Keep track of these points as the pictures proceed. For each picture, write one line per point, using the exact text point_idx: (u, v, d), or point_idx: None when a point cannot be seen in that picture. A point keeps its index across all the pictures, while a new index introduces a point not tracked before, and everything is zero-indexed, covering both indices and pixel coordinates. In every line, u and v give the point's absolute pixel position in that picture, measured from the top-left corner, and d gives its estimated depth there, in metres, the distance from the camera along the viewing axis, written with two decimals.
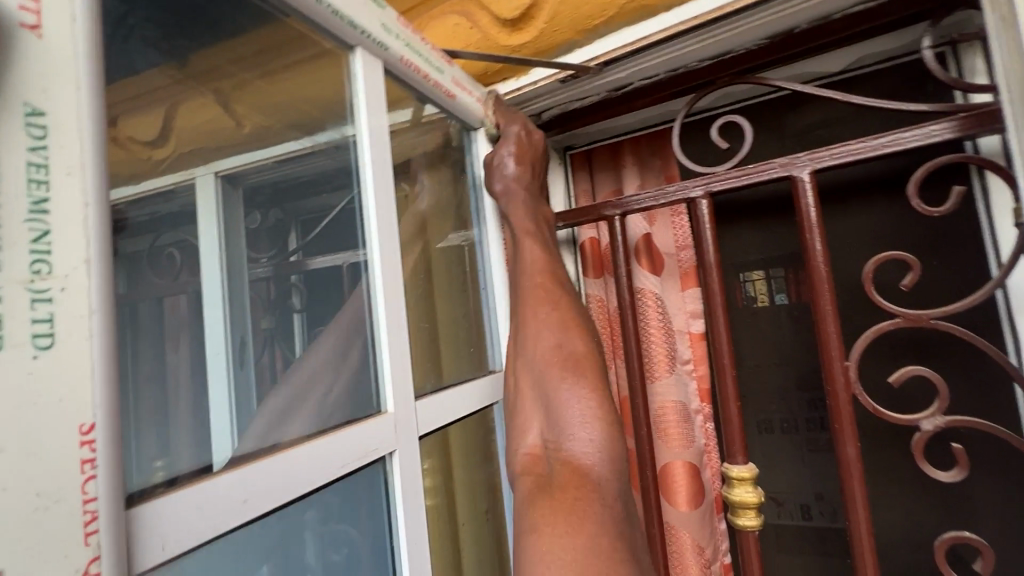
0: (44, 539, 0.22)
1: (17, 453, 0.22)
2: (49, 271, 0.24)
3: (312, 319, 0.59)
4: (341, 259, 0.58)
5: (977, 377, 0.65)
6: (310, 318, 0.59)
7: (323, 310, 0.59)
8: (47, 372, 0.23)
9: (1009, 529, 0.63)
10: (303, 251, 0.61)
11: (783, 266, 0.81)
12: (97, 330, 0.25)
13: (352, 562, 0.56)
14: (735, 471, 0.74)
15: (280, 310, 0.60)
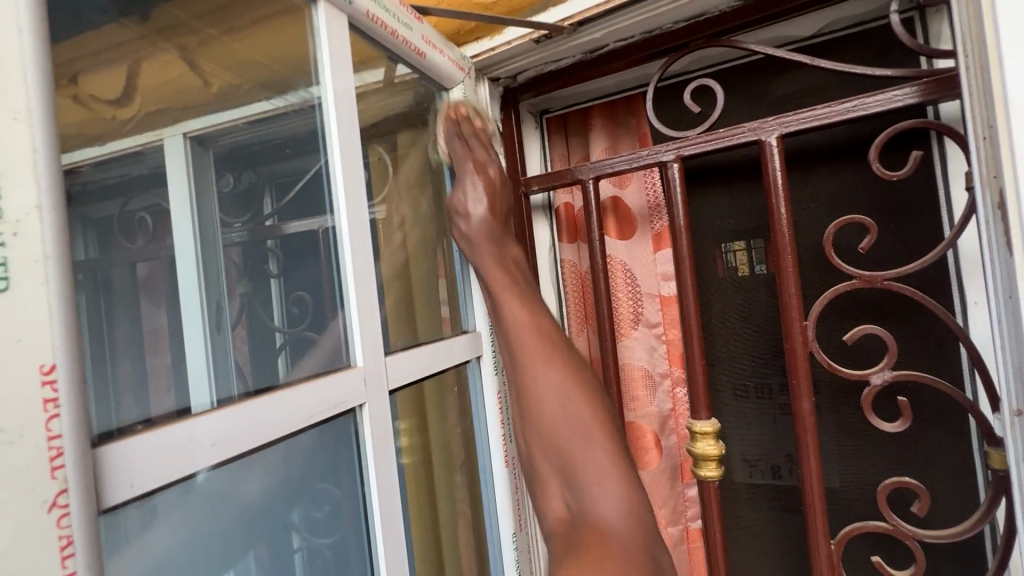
0: (10, 471, 0.24)
1: None
2: (0, 216, 0.24)
3: (292, 287, 0.57)
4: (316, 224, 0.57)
5: (926, 334, 0.69)
6: (290, 286, 0.57)
7: (304, 276, 0.57)
8: (4, 314, 0.24)
9: (943, 472, 0.68)
10: (280, 216, 0.58)
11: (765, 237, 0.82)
12: (54, 276, 0.25)
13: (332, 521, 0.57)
14: (698, 426, 0.78)
15: (256, 277, 0.56)
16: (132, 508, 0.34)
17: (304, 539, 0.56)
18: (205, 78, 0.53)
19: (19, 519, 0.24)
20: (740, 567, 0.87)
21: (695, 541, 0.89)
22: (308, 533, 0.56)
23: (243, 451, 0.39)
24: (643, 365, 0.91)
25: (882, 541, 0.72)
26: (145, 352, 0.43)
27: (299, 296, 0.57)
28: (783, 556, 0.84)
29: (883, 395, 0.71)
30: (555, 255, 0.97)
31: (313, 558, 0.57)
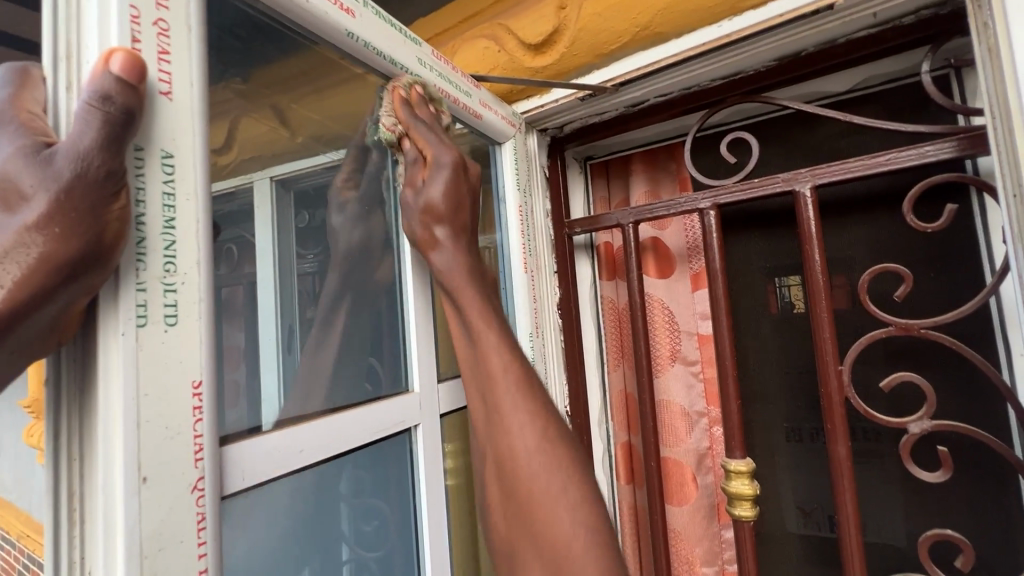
0: (170, 459, 0.31)
1: (155, 398, 0.31)
2: (175, 269, 0.33)
3: (354, 311, 0.63)
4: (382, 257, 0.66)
5: (968, 384, 0.69)
6: (352, 310, 0.63)
7: (366, 305, 0.64)
8: (173, 342, 0.32)
9: (989, 527, 0.67)
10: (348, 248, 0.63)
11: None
12: (202, 314, 0.34)
13: (380, 533, 0.63)
14: (733, 465, 0.79)
15: (323, 302, 0.60)
16: (241, 500, 0.41)
17: (351, 549, 0.62)
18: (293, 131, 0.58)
19: (173, 497, 0.31)
20: None
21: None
22: (353, 544, 0.62)
23: (325, 458, 0.48)
24: (680, 400, 0.94)
25: None
26: (261, 368, 0.49)
27: (360, 322, 0.63)
28: None
29: (923, 444, 0.71)
30: (595, 291, 1.03)
31: (359, 569, 0.63)
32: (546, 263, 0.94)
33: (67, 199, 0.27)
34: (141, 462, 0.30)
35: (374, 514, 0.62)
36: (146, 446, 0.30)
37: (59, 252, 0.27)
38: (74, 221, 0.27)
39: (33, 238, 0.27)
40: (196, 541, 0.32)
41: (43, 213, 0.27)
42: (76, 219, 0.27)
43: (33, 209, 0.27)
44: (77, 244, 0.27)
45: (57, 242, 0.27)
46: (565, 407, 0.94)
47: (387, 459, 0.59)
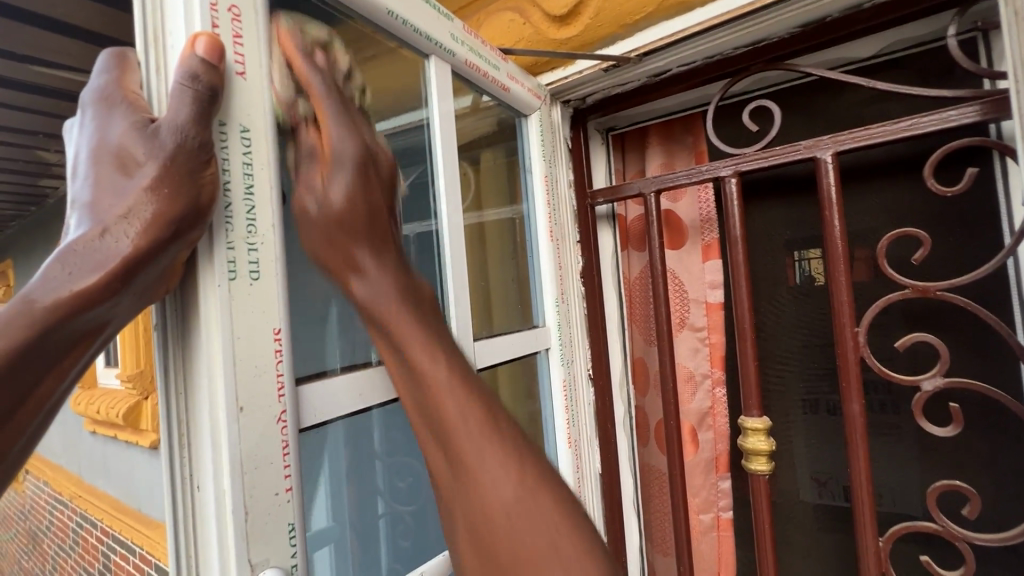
0: (259, 392, 0.36)
1: (245, 340, 0.36)
2: (255, 230, 0.37)
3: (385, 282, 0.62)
4: (410, 228, 0.68)
5: (982, 343, 0.72)
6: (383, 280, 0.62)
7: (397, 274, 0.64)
8: (257, 292, 0.37)
9: (994, 478, 0.72)
10: None
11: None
12: (277, 269, 0.39)
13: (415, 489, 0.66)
14: (750, 423, 0.83)
15: None
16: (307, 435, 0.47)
17: (389, 506, 0.65)
18: None
19: (264, 424, 0.36)
20: (789, 560, 0.92)
21: (726, 531, 0.94)
22: (392, 501, 0.65)
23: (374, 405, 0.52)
24: (693, 367, 0.97)
25: (930, 542, 0.75)
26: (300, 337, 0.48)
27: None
28: (830, 550, 0.89)
29: (935, 402, 0.74)
30: (616, 261, 1.05)
31: (395, 524, 0.65)
32: (570, 231, 0.98)
33: (172, 165, 0.32)
34: (237, 394, 0.35)
35: (407, 471, 0.66)
36: (240, 380, 0.35)
37: (169, 209, 0.31)
38: (178, 183, 0.32)
39: (149, 196, 0.31)
40: (282, 463, 0.37)
41: (154, 177, 0.31)
42: (180, 181, 0.32)
43: (146, 173, 0.31)
44: (182, 202, 0.32)
45: (167, 200, 0.31)
46: (588, 369, 0.99)
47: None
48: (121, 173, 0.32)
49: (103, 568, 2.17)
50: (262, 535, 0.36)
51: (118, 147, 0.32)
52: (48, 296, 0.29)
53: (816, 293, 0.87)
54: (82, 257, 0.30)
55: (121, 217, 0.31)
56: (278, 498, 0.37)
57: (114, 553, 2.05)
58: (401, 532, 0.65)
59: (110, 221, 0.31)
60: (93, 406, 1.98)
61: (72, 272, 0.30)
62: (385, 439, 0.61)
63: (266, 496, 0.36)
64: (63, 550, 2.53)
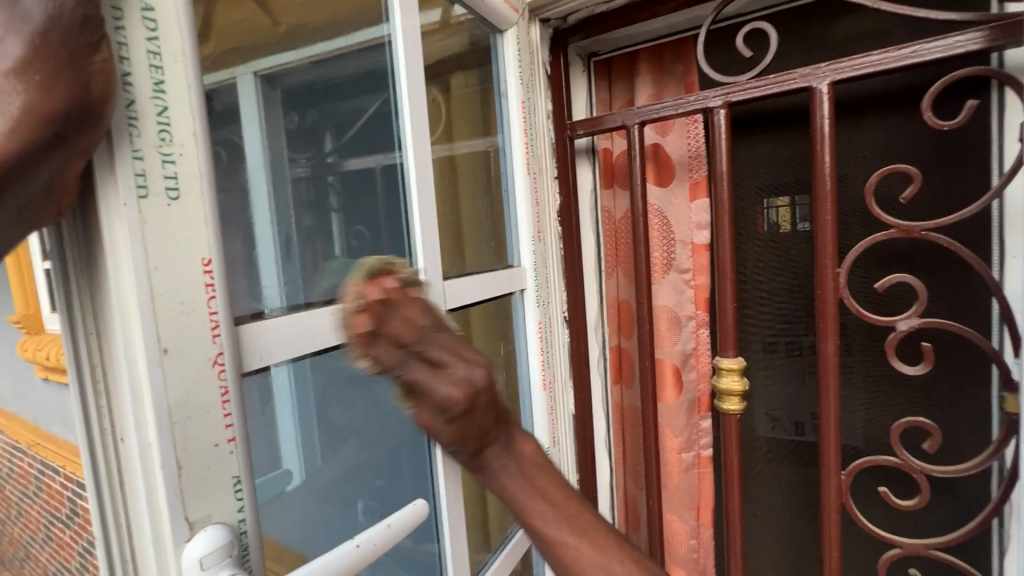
0: (189, 333, 0.31)
1: (167, 272, 0.30)
2: (170, 139, 0.30)
3: (350, 219, 0.58)
4: (374, 161, 0.61)
5: (958, 285, 0.71)
6: (348, 218, 0.58)
7: (362, 209, 0.59)
8: (178, 215, 0.30)
9: (955, 414, 0.74)
10: (339, 152, 0.58)
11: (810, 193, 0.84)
12: (204, 189, 0.32)
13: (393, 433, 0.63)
14: (725, 363, 0.83)
15: (319, 209, 0.55)
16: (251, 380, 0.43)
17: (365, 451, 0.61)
18: (275, 17, 0.51)
19: (196, 368, 0.31)
20: (752, 492, 0.96)
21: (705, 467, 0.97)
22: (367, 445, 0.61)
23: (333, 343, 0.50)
24: (671, 309, 0.96)
25: (888, 474, 0.78)
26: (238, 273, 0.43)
27: (358, 231, 0.59)
28: (792, 482, 0.92)
29: (907, 341, 0.75)
30: (595, 201, 1.00)
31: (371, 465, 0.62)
32: (547, 166, 0.92)
33: (47, 45, 0.24)
34: (159, 333, 0.30)
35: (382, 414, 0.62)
36: (163, 318, 0.30)
37: (44, 102, 0.24)
38: (55, 68, 0.24)
39: (16, 84, 0.24)
40: (222, 411, 0.33)
41: (18, 56, 0.24)
42: (58, 65, 0.24)
43: (8, 52, 0.24)
44: (63, 93, 0.25)
45: (40, 90, 0.24)
46: (563, 311, 0.96)
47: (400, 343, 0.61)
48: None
49: (70, 512, 2.14)
50: (200, 489, 0.32)
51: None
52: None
53: (790, 239, 0.86)
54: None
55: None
56: (218, 450, 0.33)
57: (81, 497, 2.01)
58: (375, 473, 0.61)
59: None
60: (43, 351, 1.88)
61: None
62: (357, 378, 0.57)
63: (204, 448, 0.32)
64: (27, 495, 2.48)
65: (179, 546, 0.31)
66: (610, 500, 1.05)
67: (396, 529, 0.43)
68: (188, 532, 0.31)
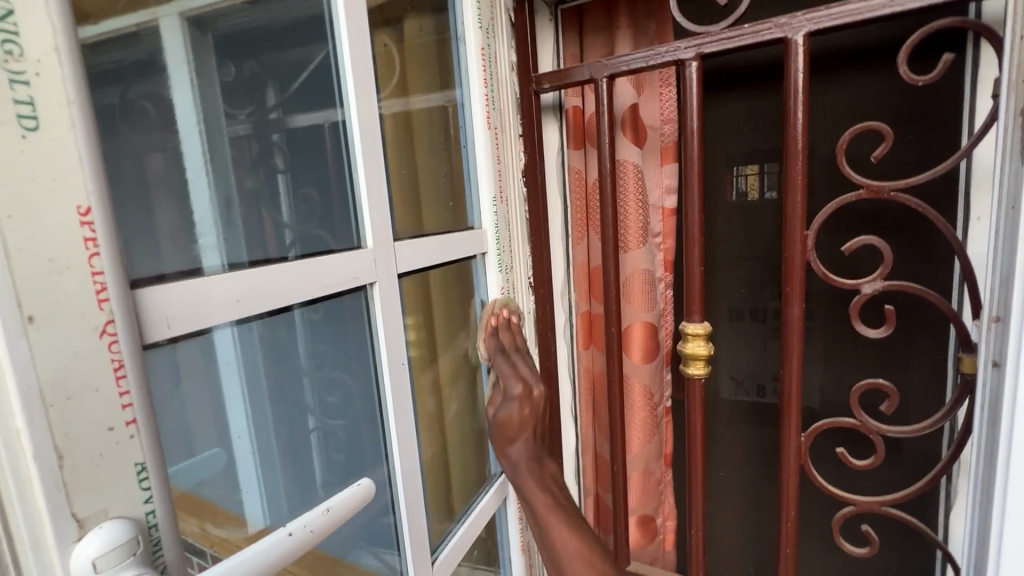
0: (63, 296, 0.26)
1: (23, 221, 0.24)
2: (20, 54, 0.24)
3: (299, 180, 0.54)
4: (322, 118, 0.55)
5: (923, 247, 0.71)
6: (296, 180, 0.54)
7: (313, 170, 0.55)
8: (36, 152, 0.25)
9: (911, 374, 0.76)
10: (284, 107, 0.53)
11: (774, 161, 0.82)
12: (77, 122, 0.26)
13: (347, 405, 0.60)
14: (691, 328, 0.81)
15: (263, 170, 0.51)
16: (158, 354, 0.37)
17: (318, 421, 0.59)
18: None
19: (74, 340, 0.26)
20: (715, 455, 0.97)
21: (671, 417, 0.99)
22: (320, 415, 0.59)
23: (275, 307, 0.45)
24: (645, 273, 0.92)
25: (846, 435, 0.79)
26: (155, 237, 0.39)
27: (307, 194, 0.54)
28: (751, 445, 0.94)
29: (869, 304, 0.75)
30: (563, 162, 0.96)
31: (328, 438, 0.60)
32: (511, 123, 0.86)
33: None
34: (20, 296, 0.24)
35: (336, 384, 0.59)
36: (22, 278, 0.24)
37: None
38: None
39: None
40: (116, 389, 0.28)
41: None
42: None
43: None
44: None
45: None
46: (528, 276, 0.92)
47: (352, 313, 0.57)
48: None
49: None
50: (93, 480, 0.27)
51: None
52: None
53: (760, 204, 0.84)
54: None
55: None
56: (113, 435, 0.28)
57: None
58: (333, 443, 0.60)
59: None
60: None
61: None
62: (303, 345, 0.54)
63: (94, 433, 0.27)
64: None
65: (66, 548, 0.26)
66: (576, 464, 1.05)
67: (336, 513, 0.39)
68: (77, 531, 0.26)
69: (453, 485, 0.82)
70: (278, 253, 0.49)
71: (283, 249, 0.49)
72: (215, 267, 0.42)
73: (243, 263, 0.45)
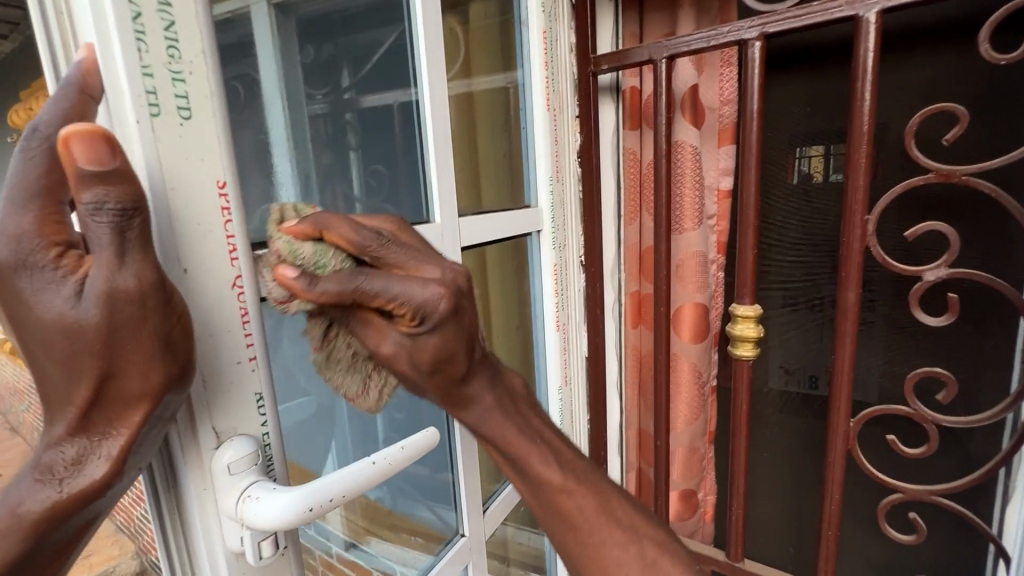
0: (207, 254, 0.32)
1: (183, 193, 0.30)
2: (179, 56, 0.30)
3: (369, 159, 0.57)
4: (391, 98, 0.60)
5: (995, 235, 0.69)
6: (367, 157, 0.57)
7: (381, 150, 0.58)
8: (190, 136, 0.30)
9: (975, 366, 0.74)
10: (356, 88, 0.56)
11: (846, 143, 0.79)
12: (215, 110, 0.32)
13: None
14: (741, 310, 0.82)
15: (337, 148, 0.54)
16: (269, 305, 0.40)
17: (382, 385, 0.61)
18: None
19: (215, 291, 0.33)
20: (758, 436, 0.97)
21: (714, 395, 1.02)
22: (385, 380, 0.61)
23: None
24: (698, 254, 0.92)
25: (898, 424, 0.78)
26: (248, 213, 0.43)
27: (376, 170, 0.58)
28: (797, 430, 0.94)
29: (933, 291, 0.73)
30: (618, 142, 0.96)
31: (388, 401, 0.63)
32: (568, 104, 0.89)
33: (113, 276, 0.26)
34: (180, 254, 0.31)
35: None
36: (182, 238, 0.31)
37: (140, 379, 0.28)
38: (125, 289, 0.26)
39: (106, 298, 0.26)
40: (242, 331, 0.34)
41: (106, 271, 0.26)
42: (131, 268, 0.27)
43: (93, 283, 0.26)
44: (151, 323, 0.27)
45: (120, 318, 0.26)
46: (579, 255, 0.95)
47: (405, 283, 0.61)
48: (71, 110, 0.27)
49: None
50: (224, 403, 0.33)
51: (12, 263, 0.26)
52: (21, 504, 0.26)
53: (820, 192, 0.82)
54: (52, 448, 0.27)
55: (66, 133, 0.26)
56: (240, 367, 0.34)
57: None
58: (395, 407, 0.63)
59: (69, 507, 0.27)
60: None
61: (40, 475, 0.27)
62: None
63: (226, 366, 0.33)
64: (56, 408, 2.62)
65: (211, 453, 0.33)
66: (620, 440, 1.09)
67: (409, 452, 0.41)
68: (215, 441, 0.33)
69: None
70: None
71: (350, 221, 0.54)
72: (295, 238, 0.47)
73: None
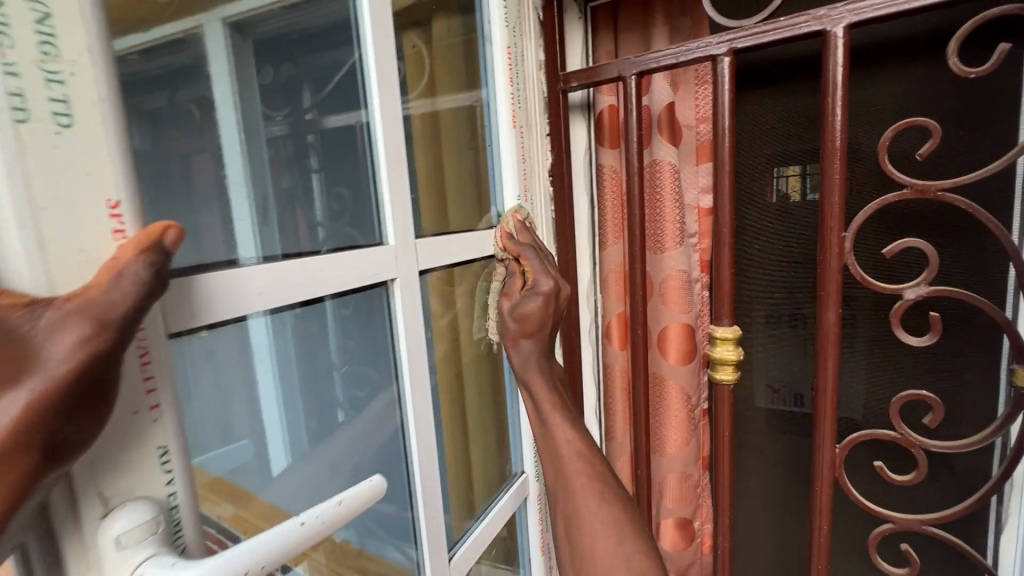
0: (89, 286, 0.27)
1: (57, 213, 0.26)
2: (57, 55, 0.26)
3: (332, 178, 0.54)
4: (350, 119, 0.55)
5: (974, 250, 0.67)
6: (330, 177, 0.54)
7: (347, 170, 0.55)
8: (69, 147, 0.26)
9: (960, 384, 0.72)
10: (318, 107, 0.54)
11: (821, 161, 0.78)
12: (107, 118, 0.28)
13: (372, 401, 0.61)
14: (719, 332, 0.79)
15: (298, 170, 0.52)
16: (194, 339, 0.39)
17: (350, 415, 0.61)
18: None
19: None
20: (743, 462, 0.93)
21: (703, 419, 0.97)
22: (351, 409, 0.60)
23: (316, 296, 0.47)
24: (682, 273, 0.89)
25: (886, 448, 0.75)
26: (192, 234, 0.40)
27: (339, 191, 0.54)
28: (782, 453, 0.90)
29: (914, 310, 0.71)
30: (591, 158, 0.94)
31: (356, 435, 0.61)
32: (537, 120, 0.86)
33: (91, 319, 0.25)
34: (53, 286, 0.26)
35: (364, 379, 0.60)
36: (54, 267, 0.26)
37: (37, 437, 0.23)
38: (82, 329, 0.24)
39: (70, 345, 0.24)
40: (140, 374, 0.29)
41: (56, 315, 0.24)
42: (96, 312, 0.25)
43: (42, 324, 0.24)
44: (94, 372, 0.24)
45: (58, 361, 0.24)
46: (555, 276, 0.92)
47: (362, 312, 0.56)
48: None
49: None
50: (115, 464, 0.28)
51: None
52: None
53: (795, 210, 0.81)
54: None
55: None
56: (137, 418, 0.29)
57: None
58: (361, 438, 0.61)
59: None
60: None
61: None
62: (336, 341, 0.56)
63: (122, 418, 0.28)
64: None
65: (96, 527, 0.27)
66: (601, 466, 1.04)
67: (347, 507, 0.36)
68: (102, 510, 0.28)
69: (474, 483, 0.82)
70: (302, 247, 0.48)
71: (316, 244, 0.50)
72: (252, 258, 0.43)
73: (276, 255, 0.46)
